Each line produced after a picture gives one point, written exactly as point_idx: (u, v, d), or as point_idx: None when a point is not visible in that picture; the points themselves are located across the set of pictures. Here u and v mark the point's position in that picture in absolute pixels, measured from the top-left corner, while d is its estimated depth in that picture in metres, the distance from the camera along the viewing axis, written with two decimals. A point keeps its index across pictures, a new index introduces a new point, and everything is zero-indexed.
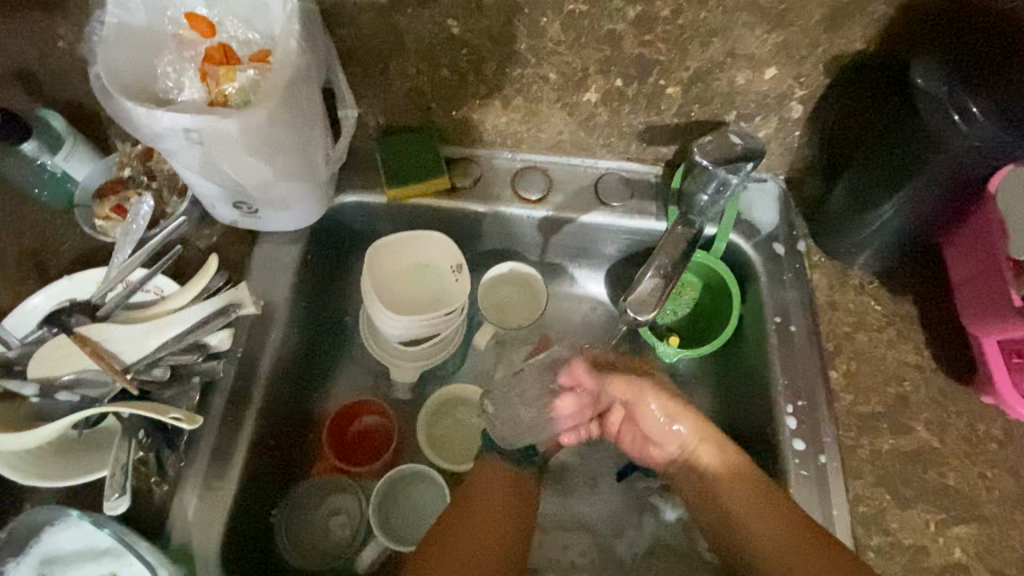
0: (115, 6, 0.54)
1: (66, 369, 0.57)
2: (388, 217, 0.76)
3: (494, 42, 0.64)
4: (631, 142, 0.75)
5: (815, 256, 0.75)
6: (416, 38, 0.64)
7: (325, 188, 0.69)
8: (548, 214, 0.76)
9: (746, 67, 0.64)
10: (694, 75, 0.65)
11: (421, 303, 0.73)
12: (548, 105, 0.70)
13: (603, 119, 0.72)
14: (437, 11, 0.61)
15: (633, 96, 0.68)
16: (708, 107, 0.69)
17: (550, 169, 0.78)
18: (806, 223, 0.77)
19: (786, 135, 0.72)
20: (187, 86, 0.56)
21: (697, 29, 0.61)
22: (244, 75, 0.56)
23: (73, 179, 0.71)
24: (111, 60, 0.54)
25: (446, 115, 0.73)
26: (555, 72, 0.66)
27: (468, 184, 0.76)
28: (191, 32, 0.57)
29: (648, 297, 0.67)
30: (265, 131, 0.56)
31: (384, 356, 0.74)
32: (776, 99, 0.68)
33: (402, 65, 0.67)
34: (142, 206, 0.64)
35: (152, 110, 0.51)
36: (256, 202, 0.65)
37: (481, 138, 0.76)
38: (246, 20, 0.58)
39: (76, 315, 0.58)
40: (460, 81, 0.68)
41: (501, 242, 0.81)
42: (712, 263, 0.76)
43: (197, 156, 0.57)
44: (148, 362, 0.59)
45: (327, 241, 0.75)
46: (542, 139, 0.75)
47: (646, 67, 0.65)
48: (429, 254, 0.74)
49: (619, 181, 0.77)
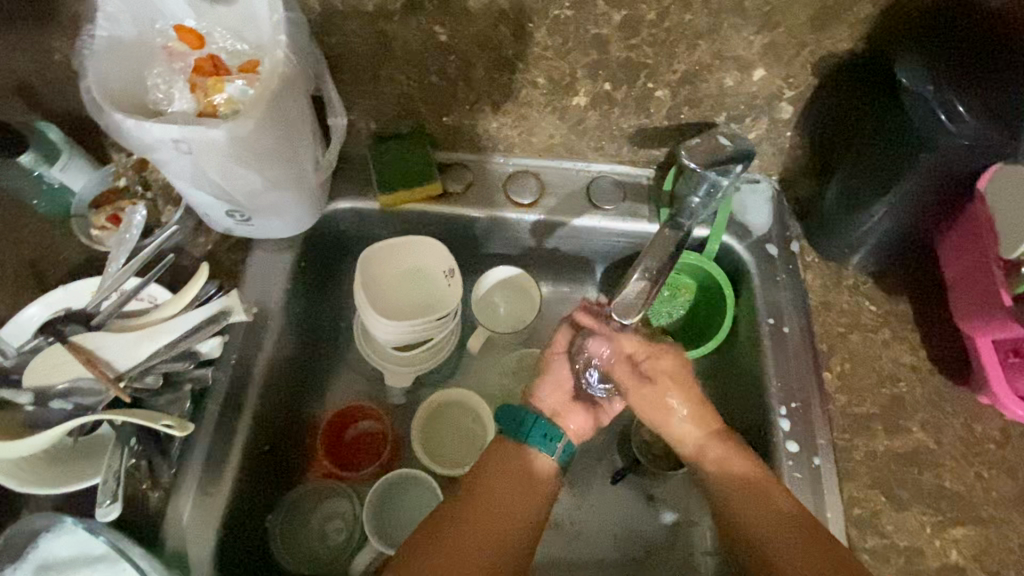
0: (105, 20, 0.55)
1: (60, 378, 0.57)
2: (382, 223, 0.77)
3: (482, 48, 0.64)
4: (622, 145, 0.75)
5: (808, 257, 0.75)
6: (404, 46, 0.64)
7: (317, 195, 0.69)
8: (541, 217, 0.76)
9: (734, 69, 0.64)
10: (682, 78, 0.65)
11: (414, 308, 0.73)
12: (538, 109, 0.71)
13: (593, 122, 0.72)
14: (424, 19, 0.61)
15: (622, 100, 0.68)
16: (698, 110, 0.69)
17: (541, 173, 0.78)
18: (800, 224, 0.77)
19: (777, 136, 0.72)
20: (176, 97, 0.57)
21: (682, 32, 0.61)
22: (232, 85, 0.57)
23: (70, 191, 0.72)
24: (100, 71, 0.55)
25: (438, 121, 0.74)
26: (544, 76, 0.66)
27: (460, 188, 0.76)
28: (180, 43, 0.58)
29: (634, 299, 0.65)
30: (253, 140, 0.56)
31: (379, 361, 0.75)
32: (765, 100, 0.68)
33: (391, 72, 0.67)
34: (136, 215, 0.64)
35: (142, 122, 0.52)
36: (248, 210, 0.65)
37: (473, 143, 0.76)
38: (236, 32, 0.59)
39: (71, 324, 0.59)
40: (450, 88, 0.69)
41: (493, 246, 0.81)
42: (705, 265, 0.76)
43: (188, 166, 0.57)
44: (141, 370, 0.59)
45: (321, 247, 0.76)
46: (533, 143, 0.75)
47: (633, 70, 0.65)
48: (423, 259, 0.74)
49: (611, 184, 0.77)
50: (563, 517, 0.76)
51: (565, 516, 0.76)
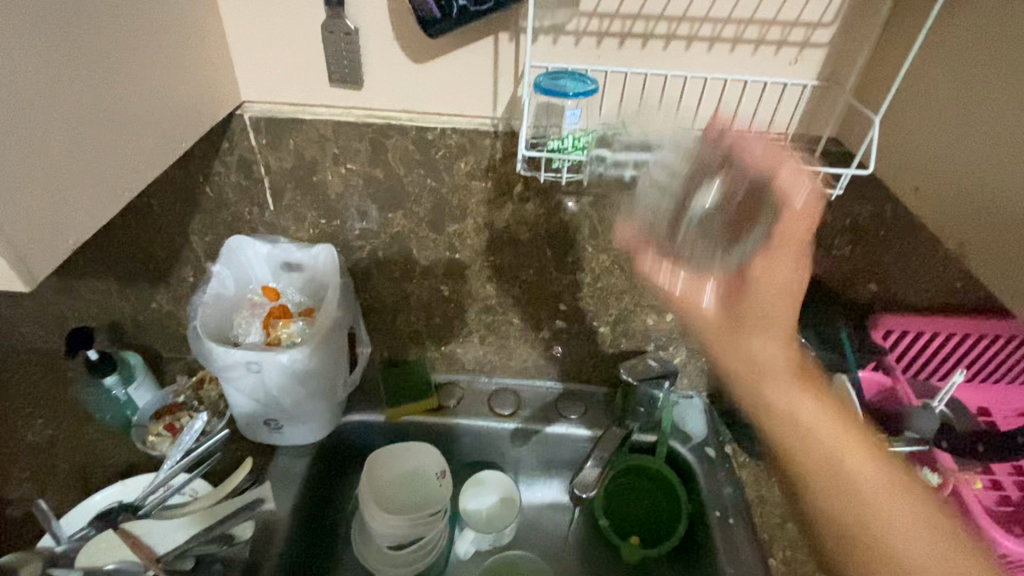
0: (215, 282, 0.81)
1: (111, 558, 0.68)
2: (388, 433, 0.93)
3: (473, 299, 0.90)
4: (580, 367, 0.96)
5: (740, 457, 0.91)
6: (418, 298, 0.90)
7: (339, 407, 0.87)
8: (519, 424, 0.93)
9: (652, 313, 0.90)
10: (617, 318, 0.91)
11: (411, 506, 0.85)
12: (514, 340, 0.94)
13: (556, 350, 0.95)
14: (434, 281, 0.88)
15: (576, 333, 0.93)
16: (632, 340, 0.93)
17: (519, 390, 0.98)
18: (729, 430, 0.95)
19: (696, 360, 0.95)
20: (253, 332, 0.79)
21: (612, 289, 0.88)
22: (296, 324, 0.80)
23: (133, 405, 0.88)
24: (204, 314, 0.78)
25: (437, 350, 0.96)
26: (517, 317, 0.91)
27: (452, 403, 0.95)
28: (262, 298, 0.84)
29: (589, 479, 0.79)
30: (303, 364, 0.76)
31: (372, 560, 0.82)
32: (679, 334, 0.92)
33: (406, 315, 0.92)
34: (197, 421, 0.75)
35: (231, 349, 0.73)
36: (283, 419, 0.81)
37: (464, 367, 0.98)
38: (301, 291, 0.86)
39: (123, 513, 0.68)
40: (449, 326, 0.93)
41: (479, 452, 0.96)
42: (658, 466, 0.91)
43: (250, 381, 0.76)
44: (176, 553, 0.68)
45: (333, 452, 0.90)
46: (511, 365, 0.97)
47: (582, 314, 0.90)
48: (420, 463, 0.87)
49: (573, 398, 0.97)
50: None
51: None
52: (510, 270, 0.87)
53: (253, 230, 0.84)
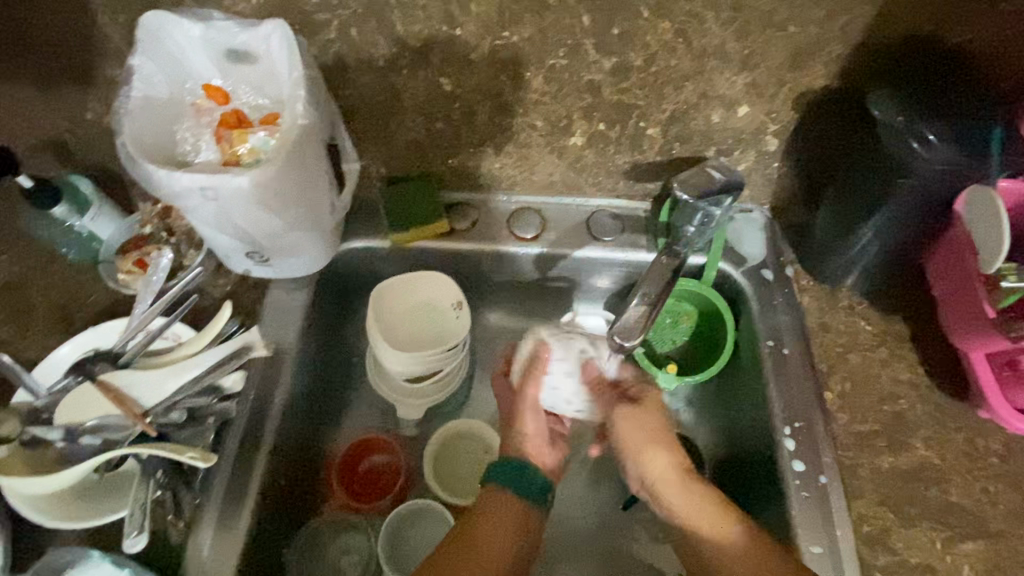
0: (140, 82, 0.61)
1: (92, 414, 0.62)
2: (394, 261, 0.80)
3: (483, 94, 0.69)
4: (620, 179, 0.78)
5: (803, 280, 0.77)
6: (412, 96, 0.69)
7: (333, 234, 0.73)
8: (544, 250, 0.79)
9: (720, 107, 0.68)
10: (672, 116, 0.70)
11: (427, 340, 0.76)
12: (538, 149, 0.75)
13: (590, 160, 0.76)
14: (430, 71, 0.67)
15: (617, 138, 0.73)
16: (689, 144, 0.73)
17: (544, 209, 0.82)
18: (793, 249, 0.79)
19: (766, 167, 0.75)
20: (203, 148, 0.63)
21: (669, 75, 0.65)
22: (255, 136, 0.62)
23: (98, 238, 0.75)
24: (133, 127, 0.60)
25: (444, 163, 0.78)
26: (542, 120, 0.71)
27: (466, 226, 0.80)
28: (207, 100, 0.64)
29: (633, 324, 0.68)
30: (274, 186, 0.60)
31: (388, 392, 0.76)
32: (751, 134, 0.71)
33: (400, 120, 0.72)
34: (161, 260, 0.68)
35: (175, 171, 0.56)
36: (267, 250, 0.68)
37: (477, 183, 0.80)
38: (257, 88, 0.65)
39: (100, 362, 0.63)
40: (454, 132, 0.74)
41: (497, 282, 0.84)
42: (705, 291, 0.78)
43: (212, 211, 0.61)
44: (165, 405, 0.63)
45: (335, 286, 0.78)
46: (534, 180, 0.79)
47: (626, 112, 0.69)
48: (434, 293, 0.77)
49: (611, 218, 0.81)
50: (572, 547, 0.77)
51: (574, 548, 0.77)
52: (531, 50, 0.64)
53: (177, 3, 0.61)
